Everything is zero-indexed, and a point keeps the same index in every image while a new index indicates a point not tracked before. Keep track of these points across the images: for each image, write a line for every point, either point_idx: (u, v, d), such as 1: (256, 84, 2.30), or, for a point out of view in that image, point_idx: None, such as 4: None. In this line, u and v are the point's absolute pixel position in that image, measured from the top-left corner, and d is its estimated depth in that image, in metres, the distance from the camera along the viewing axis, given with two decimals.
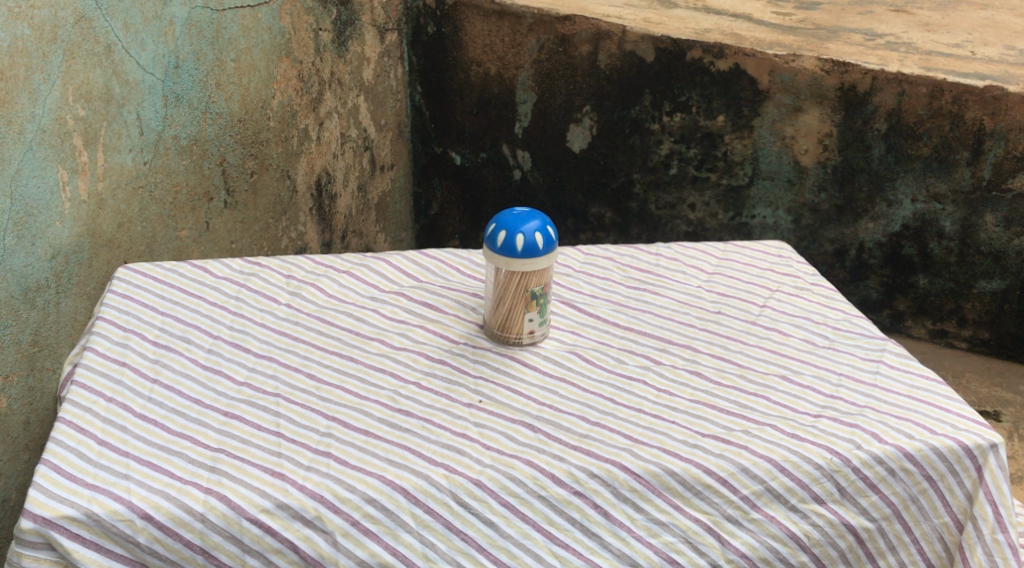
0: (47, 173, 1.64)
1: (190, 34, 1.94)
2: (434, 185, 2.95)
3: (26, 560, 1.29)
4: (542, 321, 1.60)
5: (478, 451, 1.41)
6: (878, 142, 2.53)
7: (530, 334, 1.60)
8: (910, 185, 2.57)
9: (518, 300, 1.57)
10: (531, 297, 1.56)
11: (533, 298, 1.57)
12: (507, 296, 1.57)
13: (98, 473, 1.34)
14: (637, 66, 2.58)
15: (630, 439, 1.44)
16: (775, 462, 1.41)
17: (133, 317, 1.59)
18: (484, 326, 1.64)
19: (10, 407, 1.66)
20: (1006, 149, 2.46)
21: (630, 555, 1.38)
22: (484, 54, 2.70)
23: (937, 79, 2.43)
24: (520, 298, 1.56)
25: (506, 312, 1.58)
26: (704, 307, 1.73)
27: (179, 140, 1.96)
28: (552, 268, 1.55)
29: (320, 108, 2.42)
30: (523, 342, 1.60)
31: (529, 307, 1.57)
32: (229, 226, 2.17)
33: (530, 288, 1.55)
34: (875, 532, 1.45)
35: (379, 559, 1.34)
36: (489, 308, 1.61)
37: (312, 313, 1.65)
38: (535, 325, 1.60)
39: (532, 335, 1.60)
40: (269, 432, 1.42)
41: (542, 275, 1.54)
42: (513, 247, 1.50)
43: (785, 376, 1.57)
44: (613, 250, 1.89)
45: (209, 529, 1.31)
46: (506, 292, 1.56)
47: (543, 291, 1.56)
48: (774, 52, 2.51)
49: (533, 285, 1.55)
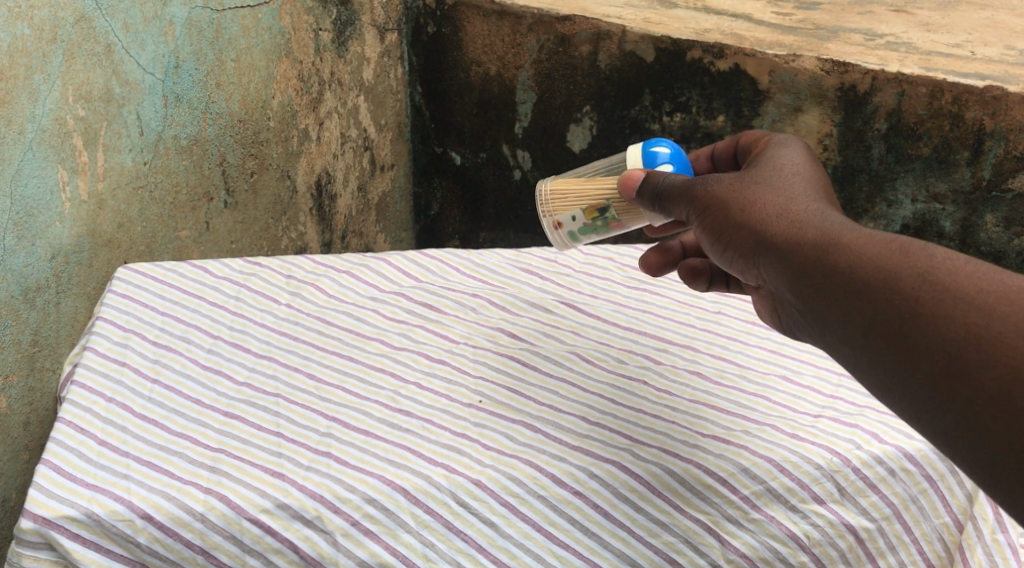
0: (47, 174, 1.64)
1: (190, 34, 1.94)
2: (434, 185, 2.96)
3: (26, 560, 1.30)
4: (574, 231, 1.64)
5: (478, 451, 1.42)
6: (878, 142, 2.47)
7: (550, 226, 1.63)
8: (910, 185, 2.50)
9: (587, 194, 1.60)
10: (601, 209, 1.58)
11: (601, 211, 1.59)
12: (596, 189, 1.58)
13: (98, 473, 1.34)
14: (637, 66, 2.55)
15: (631, 439, 1.45)
16: (775, 462, 1.41)
17: (132, 317, 1.58)
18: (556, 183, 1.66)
19: (10, 407, 1.64)
20: (1006, 149, 2.37)
21: (630, 554, 1.37)
22: (484, 55, 2.68)
23: (936, 79, 2.36)
24: (596, 201, 1.58)
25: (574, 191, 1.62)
26: (704, 308, 1.77)
27: (179, 140, 1.96)
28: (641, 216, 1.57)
29: (320, 108, 2.43)
30: (546, 217, 1.64)
31: (590, 212, 1.60)
32: (230, 226, 2.17)
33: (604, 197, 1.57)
34: (875, 532, 1.42)
35: (379, 559, 1.33)
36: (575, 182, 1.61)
37: (312, 313, 1.65)
38: (569, 225, 1.63)
39: (556, 225, 1.64)
40: (268, 432, 1.42)
41: (627, 207, 1.56)
42: (654, 163, 1.52)
43: (785, 376, 1.59)
44: (613, 250, 1.93)
45: (209, 529, 1.31)
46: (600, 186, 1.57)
47: (611, 216, 1.59)
48: (773, 52, 2.46)
49: (614, 206, 1.57)
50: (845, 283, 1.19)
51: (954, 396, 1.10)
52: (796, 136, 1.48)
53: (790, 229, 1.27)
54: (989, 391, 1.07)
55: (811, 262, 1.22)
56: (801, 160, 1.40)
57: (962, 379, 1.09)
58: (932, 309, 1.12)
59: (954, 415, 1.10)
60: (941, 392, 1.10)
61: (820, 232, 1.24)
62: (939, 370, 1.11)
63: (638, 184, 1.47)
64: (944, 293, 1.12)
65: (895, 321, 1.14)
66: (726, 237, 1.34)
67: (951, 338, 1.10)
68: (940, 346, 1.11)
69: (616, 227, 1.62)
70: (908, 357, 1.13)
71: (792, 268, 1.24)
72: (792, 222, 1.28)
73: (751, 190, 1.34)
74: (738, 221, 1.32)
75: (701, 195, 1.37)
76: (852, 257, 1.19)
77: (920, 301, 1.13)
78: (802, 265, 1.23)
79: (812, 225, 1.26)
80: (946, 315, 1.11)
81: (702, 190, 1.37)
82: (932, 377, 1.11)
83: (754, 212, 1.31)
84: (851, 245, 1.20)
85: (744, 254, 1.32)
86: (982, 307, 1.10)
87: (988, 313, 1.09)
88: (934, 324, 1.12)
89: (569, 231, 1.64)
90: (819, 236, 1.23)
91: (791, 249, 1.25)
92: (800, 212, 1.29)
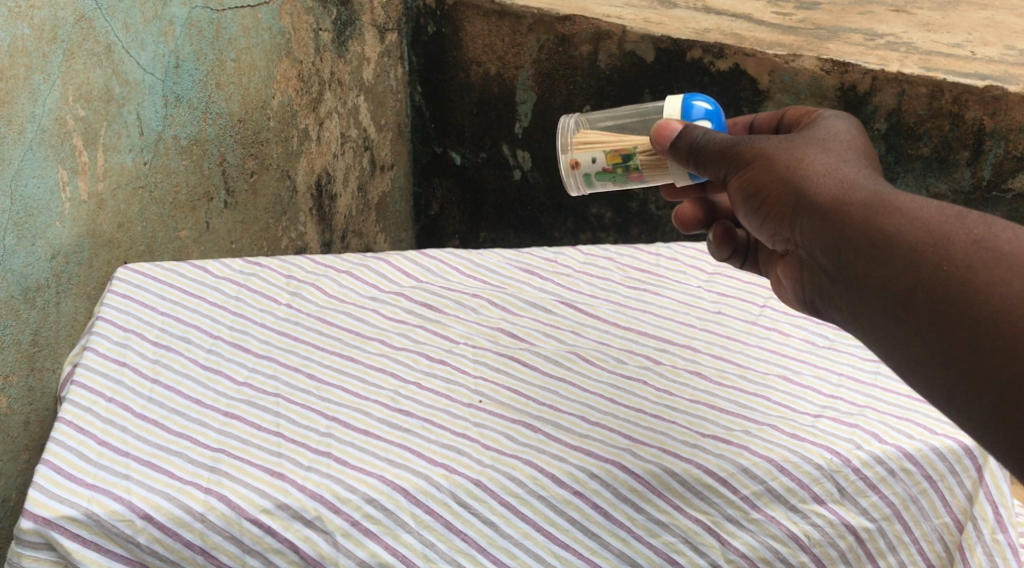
0: (47, 173, 1.64)
1: (190, 34, 1.94)
2: (434, 185, 2.96)
3: (26, 560, 1.30)
4: (588, 176, 1.62)
5: (478, 452, 1.42)
6: (878, 142, 2.46)
7: (568, 162, 1.61)
8: (910, 185, 2.49)
9: (616, 140, 1.59)
10: (624, 155, 1.58)
11: (623, 157, 1.58)
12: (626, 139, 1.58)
13: (98, 473, 1.34)
14: (637, 66, 2.55)
15: (630, 439, 1.45)
16: (775, 462, 1.41)
17: (132, 317, 1.57)
18: (578, 125, 1.66)
19: (10, 407, 1.63)
20: (1006, 149, 2.36)
21: (630, 555, 1.37)
22: (484, 54, 2.68)
23: (936, 79, 2.35)
24: (623, 147, 1.58)
25: (601, 136, 1.61)
26: (704, 308, 1.77)
27: (179, 140, 1.96)
28: (662, 171, 1.57)
29: (320, 108, 2.43)
30: (565, 157, 1.62)
31: (612, 156, 1.59)
32: (229, 226, 2.17)
33: (635, 144, 1.57)
34: (875, 532, 1.42)
35: (379, 559, 1.33)
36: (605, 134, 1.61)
37: (312, 313, 1.65)
38: (585, 168, 1.61)
39: (572, 166, 1.62)
40: (268, 432, 1.42)
41: (654, 159, 1.56)
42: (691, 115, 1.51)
43: (785, 376, 1.59)
44: (613, 250, 1.93)
45: (209, 529, 1.31)
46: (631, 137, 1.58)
47: (631, 164, 1.58)
48: (774, 52, 2.46)
49: (637, 153, 1.57)
50: (892, 246, 1.17)
51: (998, 367, 1.08)
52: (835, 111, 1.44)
53: (838, 189, 1.25)
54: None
55: (859, 223, 1.20)
56: (852, 125, 1.37)
57: (1010, 352, 1.08)
58: (985, 280, 1.11)
59: (998, 388, 1.08)
60: (983, 364, 1.09)
61: (857, 196, 1.23)
62: (985, 341, 1.09)
63: (676, 133, 1.45)
64: (996, 263, 1.11)
65: (943, 289, 1.13)
66: (768, 195, 1.32)
67: (1001, 309, 1.09)
68: (989, 317, 1.09)
69: (633, 181, 1.62)
70: (955, 325, 1.11)
71: (837, 230, 1.22)
72: (828, 184, 1.26)
73: (799, 151, 1.31)
74: (784, 179, 1.30)
75: (746, 152, 1.34)
76: (903, 221, 1.17)
77: (972, 269, 1.12)
78: (848, 226, 1.21)
79: (862, 187, 1.24)
80: (1001, 287, 1.10)
81: (747, 146, 1.35)
82: (976, 347, 1.10)
83: (802, 171, 1.29)
84: (904, 208, 1.18)
85: (785, 214, 1.30)
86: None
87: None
88: (985, 293, 1.10)
89: (585, 173, 1.62)
90: (869, 200, 1.21)
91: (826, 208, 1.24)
92: (848, 173, 1.27)
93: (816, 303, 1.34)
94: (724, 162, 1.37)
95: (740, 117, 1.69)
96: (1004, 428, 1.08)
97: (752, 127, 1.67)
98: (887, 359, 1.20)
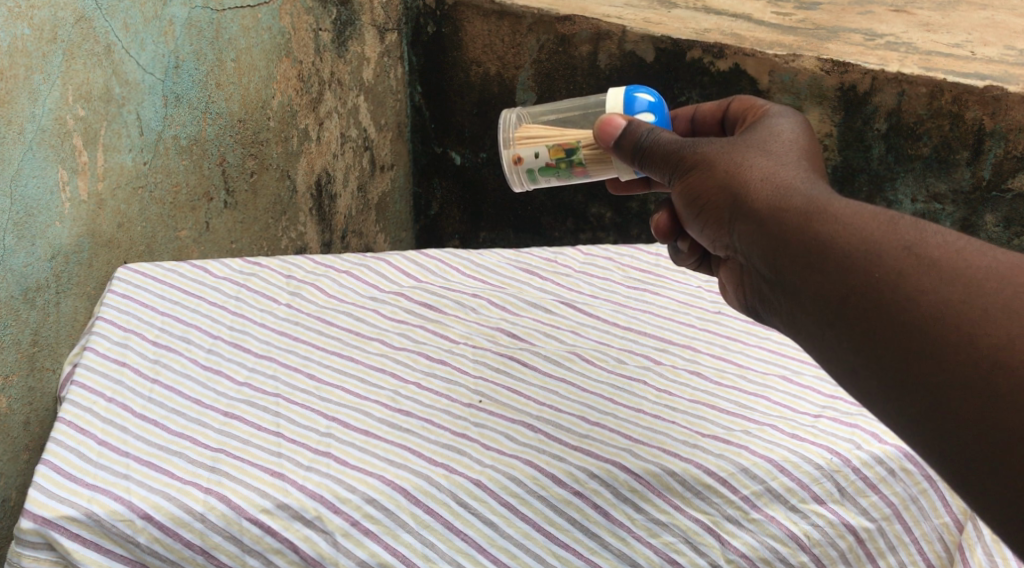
0: (47, 174, 1.64)
1: (190, 34, 1.94)
2: (434, 185, 2.96)
3: (26, 560, 1.30)
4: (533, 171, 1.63)
5: (478, 452, 1.42)
6: (878, 142, 2.46)
7: (510, 158, 1.61)
8: (910, 185, 2.48)
9: (557, 134, 1.58)
10: (568, 152, 1.58)
11: (567, 154, 1.58)
12: (567, 135, 1.57)
13: (98, 473, 1.35)
14: (637, 66, 2.54)
15: (630, 439, 1.45)
16: (775, 462, 1.41)
17: (132, 317, 1.57)
18: (520, 117, 1.65)
19: (9, 407, 1.63)
20: (1006, 149, 2.35)
21: (630, 555, 1.36)
22: (484, 54, 2.68)
23: (936, 79, 2.35)
24: (566, 144, 1.57)
25: (543, 129, 1.60)
26: (704, 308, 1.77)
27: (179, 141, 1.96)
28: (606, 165, 1.57)
29: (320, 107, 2.43)
30: (507, 153, 1.62)
31: (556, 153, 1.59)
32: (229, 226, 2.17)
33: (578, 139, 1.56)
34: (875, 532, 1.42)
35: (379, 559, 1.33)
36: (545, 127, 1.61)
37: (312, 312, 1.65)
38: (530, 164, 1.62)
39: (515, 163, 1.62)
40: (268, 432, 1.43)
41: (597, 154, 1.56)
42: (633, 108, 1.53)
43: (785, 376, 1.59)
44: (613, 250, 1.93)
45: (209, 529, 1.31)
46: (572, 133, 1.57)
47: (576, 160, 1.58)
48: (774, 52, 2.45)
49: (580, 151, 1.57)
50: (826, 252, 1.14)
51: (928, 374, 1.05)
52: (786, 107, 1.43)
53: (776, 196, 1.22)
54: (968, 369, 1.02)
55: (794, 230, 1.17)
56: (798, 130, 1.35)
57: (938, 357, 1.04)
58: (915, 285, 1.07)
59: (927, 394, 1.05)
60: (915, 371, 1.06)
61: (798, 201, 1.19)
62: (916, 348, 1.05)
63: (620, 130, 1.44)
64: (927, 270, 1.07)
65: (873, 293, 1.09)
66: (711, 200, 1.30)
67: (931, 316, 1.05)
68: (919, 323, 1.06)
69: (578, 174, 1.62)
70: (887, 331, 1.08)
71: (774, 236, 1.20)
72: (770, 188, 1.23)
73: (739, 156, 1.30)
74: (724, 184, 1.28)
75: (690, 157, 1.33)
76: (836, 226, 1.14)
77: (903, 276, 1.08)
78: (784, 232, 1.18)
79: (800, 193, 1.21)
80: (929, 292, 1.06)
81: (691, 150, 1.34)
82: (906, 355, 1.06)
83: (743, 176, 1.27)
84: (838, 213, 1.15)
85: (726, 219, 1.28)
86: (967, 285, 1.05)
87: (974, 290, 1.04)
88: (917, 299, 1.06)
89: (528, 168, 1.62)
90: (804, 205, 1.19)
91: (765, 217, 1.21)
92: (788, 179, 1.24)
93: (758, 307, 1.32)
94: (670, 164, 1.37)
95: (682, 109, 1.67)
96: (933, 434, 1.05)
97: (695, 119, 1.65)
98: (822, 366, 1.16)
